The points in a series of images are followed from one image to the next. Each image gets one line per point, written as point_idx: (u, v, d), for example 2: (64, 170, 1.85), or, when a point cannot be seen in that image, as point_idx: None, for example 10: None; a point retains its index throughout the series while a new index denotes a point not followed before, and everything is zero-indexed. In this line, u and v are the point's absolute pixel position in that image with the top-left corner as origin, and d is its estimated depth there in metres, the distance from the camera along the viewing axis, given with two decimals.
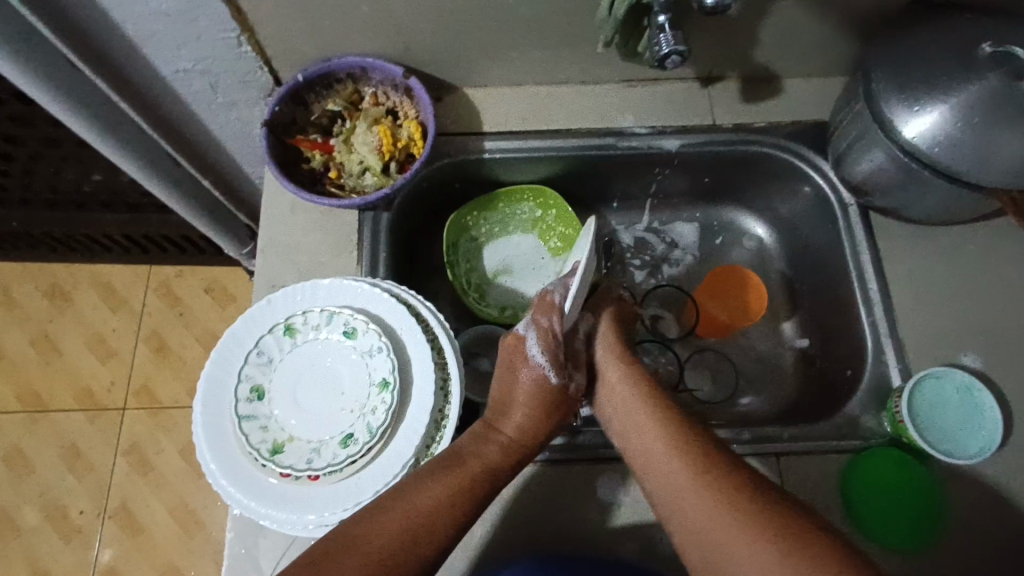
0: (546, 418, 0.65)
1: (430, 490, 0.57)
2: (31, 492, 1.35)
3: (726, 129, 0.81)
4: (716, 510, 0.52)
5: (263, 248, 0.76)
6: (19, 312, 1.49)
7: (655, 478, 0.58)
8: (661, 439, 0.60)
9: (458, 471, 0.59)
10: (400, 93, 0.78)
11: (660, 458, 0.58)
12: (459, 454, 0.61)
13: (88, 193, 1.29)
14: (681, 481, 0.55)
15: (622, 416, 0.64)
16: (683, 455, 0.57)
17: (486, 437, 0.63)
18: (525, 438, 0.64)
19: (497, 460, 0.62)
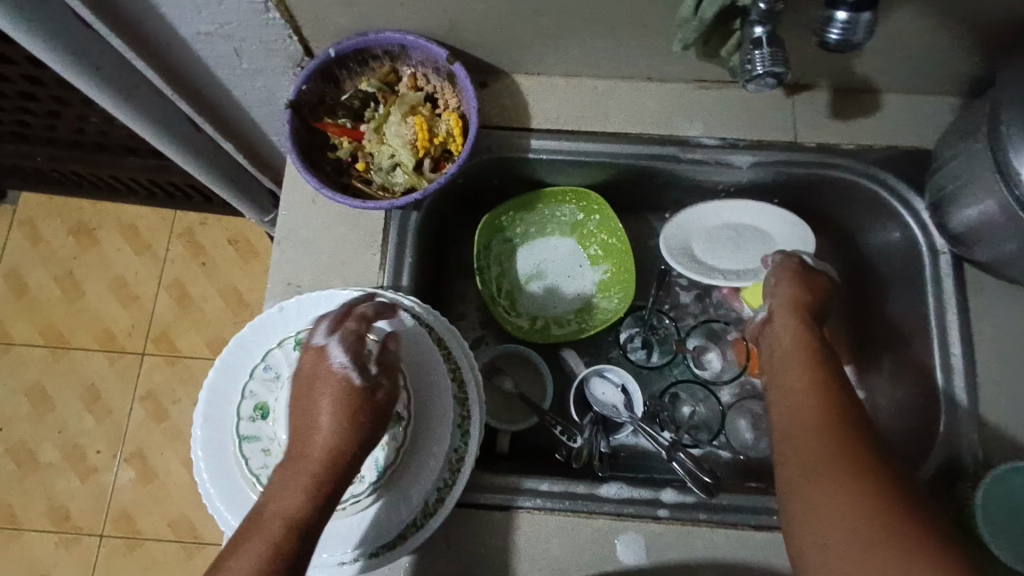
0: (359, 432, 0.51)
1: (238, 568, 0.45)
2: (50, 428, 1.37)
3: (808, 149, 0.71)
4: (838, 471, 0.49)
5: (280, 240, 0.70)
6: (44, 248, 1.47)
7: (786, 420, 0.55)
8: (810, 390, 0.55)
9: (263, 535, 0.46)
10: (442, 78, 0.69)
11: (801, 403, 0.55)
12: (277, 505, 0.48)
13: (113, 136, 1.24)
14: (810, 430, 0.52)
15: (778, 351, 0.61)
16: (829, 411, 0.53)
17: (300, 461, 0.50)
18: (339, 455, 0.50)
19: (313, 492, 0.48)
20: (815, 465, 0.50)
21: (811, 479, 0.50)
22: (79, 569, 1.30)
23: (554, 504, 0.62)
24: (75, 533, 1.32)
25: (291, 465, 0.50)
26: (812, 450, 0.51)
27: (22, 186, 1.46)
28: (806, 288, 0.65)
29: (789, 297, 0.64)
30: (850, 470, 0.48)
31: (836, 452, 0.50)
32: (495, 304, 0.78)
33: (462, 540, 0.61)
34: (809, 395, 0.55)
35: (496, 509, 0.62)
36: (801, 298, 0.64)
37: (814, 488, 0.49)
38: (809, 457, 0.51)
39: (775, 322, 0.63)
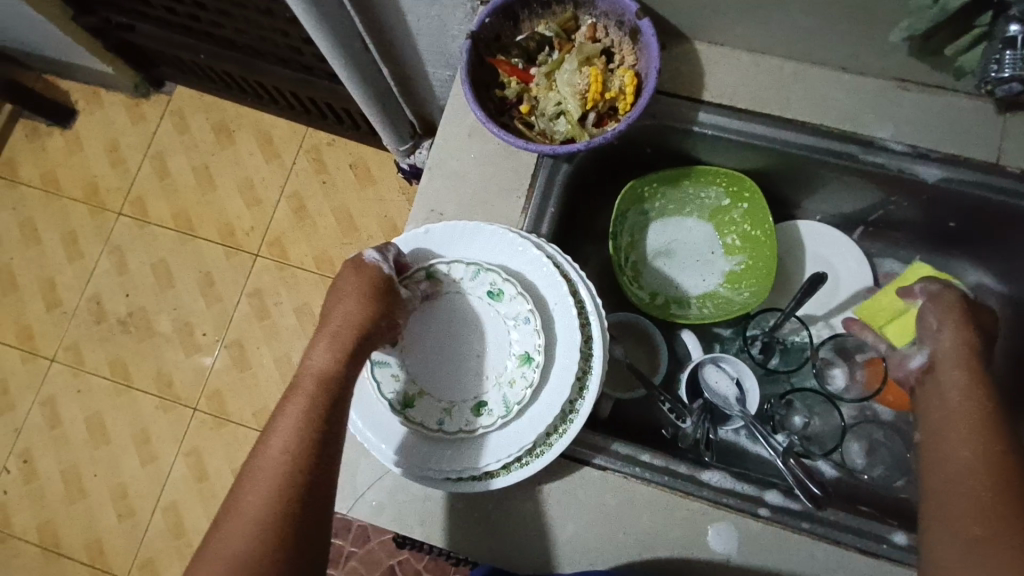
0: (373, 315, 0.59)
1: (287, 419, 0.55)
2: (168, 303, 1.47)
3: (1012, 175, 0.63)
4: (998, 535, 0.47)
5: (431, 168, 0.71)
6: (188, 139, 1.55)
7: (941, 475, 0.53)
8: (968, 445, 0.53)
9: (300, 394, 0.56)
10: (623, 32, 0.67)
11: (957, 458, 0.53)
12: (308, 370, 0.58)
13: (268, 45, 1.24)
14: (966, 491, 0.51)
15: (942, 399, 0.58)
16: (993, 467, 0.51)
17: (328, 337, 0.59)
18: (358, 332, 0.58)
19: (336, 359, 0.58)
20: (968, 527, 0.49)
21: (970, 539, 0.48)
22: (171, 433, 1.40)
23: (651, 476, 0.63)
24: (174, 401, 1.42)
25: (320, 341, 0.59)
26: (972, 511, 0.49)
27: (178, 78, 1.54)
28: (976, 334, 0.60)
29: (959, 338, 0.60)
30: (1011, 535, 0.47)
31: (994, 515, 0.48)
32: (622, 275, 0.76)
33: (555, 487, 0.63)
34: (963, 452, 0.53)
35: (593, 466, 0.64)
36: (973, 340, 0.59)
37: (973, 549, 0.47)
38: (962, 518, 0.49)
39: (939, 366, 0.60)
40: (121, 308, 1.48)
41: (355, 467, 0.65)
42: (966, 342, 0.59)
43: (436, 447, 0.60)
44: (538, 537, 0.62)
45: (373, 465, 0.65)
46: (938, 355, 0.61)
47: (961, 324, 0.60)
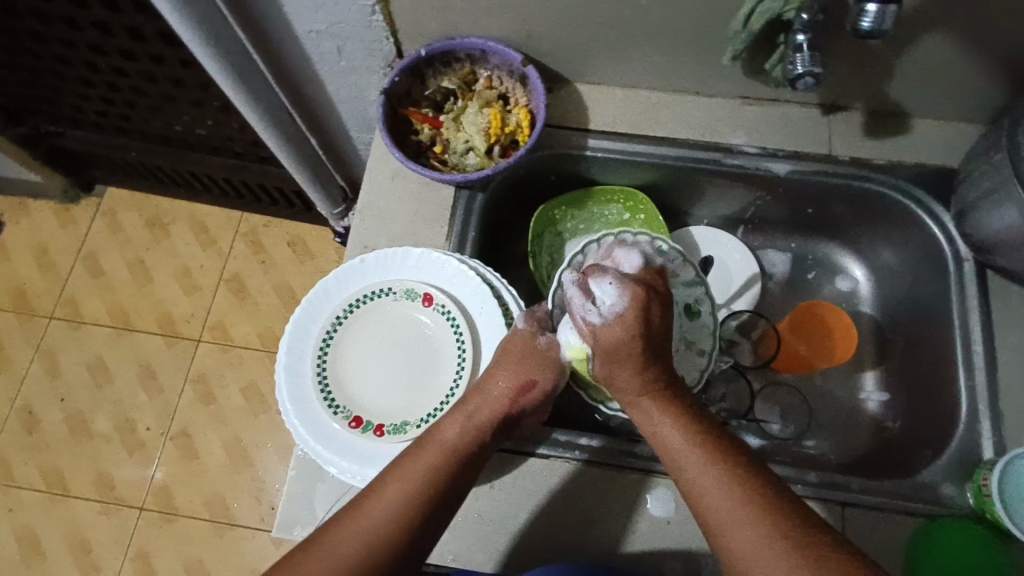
0: (528, 386, 0.64)
1: (398, 484, 0.56)
2: (107, 400, 1.37)
3: (843, 162, 0.77)
4: (736, 493, 0.53)
5: (361, 209, 0.79)
6: (121, 237, 1.50)
7: (663, 446, 0.59)
8: (677, 420, 0.60)
9: (421, 460, 0.58)
10: (514, 80, 0.79)
11: (676, 434, 0.59)
12: (437, 439, 0.60)
13: (200, 135, 1.27)
14: (696, 457, 0.57)
15: (610, 374, 0.63)
16: (720, 463, 0.56)
17: (463, 414, 0.62)
18: (509, 404, 0.63)
19: (470, 430, 0.61)
20: (717, 490, 0.54)
21: (722, 503, 0.53)
22: (114, 539, 1.27)
23: (590, 456, 0.68)
24: (117, 502, 1.29)
25: (458, 411, 0.62)
26: (703, 475, 0.55)
27: (109, 180, 1.52)
28: (644, 300, 0.62)
29: (630, 311, 0.61)
30: (746, 492, 0.53)
31: (723, 477, 0.55)
32: (546, 291, 0.84)
33: (505, 481, 0.67)
34: (682, 428, 0.59)
35: (537, 456, 0.68)
36: (637, 306, 0.62)
37: (722, 509, 0.53)
38: (711, 485, 0.55)
39: (613, 345, 0.62)
40: (55, 413, 1.36)
41: (313, 493, 0.66)
42: (643, 317, 0.62)
43: (392, 450, 0.64)
44: (495, 532, 0.65)
45: (330, 489, 0.66)
46: (601, 335, 0.62)
47: (635, 299, 0.62)
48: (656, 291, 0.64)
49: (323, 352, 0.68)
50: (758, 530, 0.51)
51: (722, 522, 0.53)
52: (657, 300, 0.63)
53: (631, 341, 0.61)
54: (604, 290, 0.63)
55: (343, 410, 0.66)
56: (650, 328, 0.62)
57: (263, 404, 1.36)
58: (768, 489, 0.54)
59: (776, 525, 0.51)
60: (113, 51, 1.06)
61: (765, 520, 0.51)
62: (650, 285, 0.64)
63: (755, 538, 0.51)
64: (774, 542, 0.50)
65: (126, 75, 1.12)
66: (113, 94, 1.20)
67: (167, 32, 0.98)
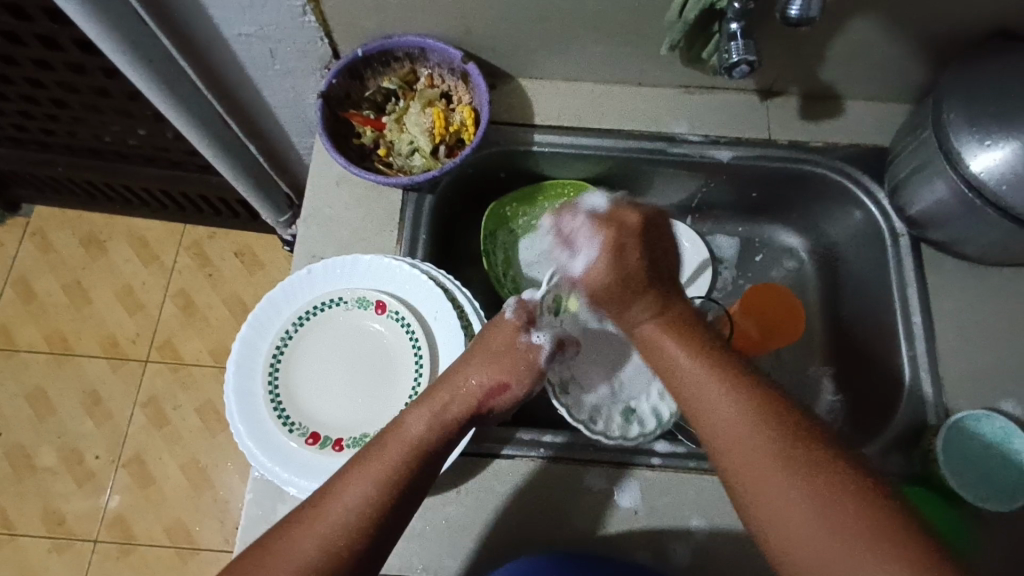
0: (501, 387, 0.64)
1: (355, 487, 0.54)
2: (50, 432, 1.29)
3: (782, 145, 0.79)
4: (737, 403, 0.54)
5: (305, 217, 0.76)
6: (54, 257, 1.42)
7: (675, 383, 0.59)
8: (681, 337, 0.60)
9: (384, 457, 0.56)
10: (456, 77, 0.78)
11: (681, 355, 0.59)
12: (400, 436, 0.58)
13: (133, 146, 1.21)
14: (700, 375, 0.57)
15: (614, 305, 0.65)
16: (743, 397, 0.54)
17: (429, 408, 0.60)
18: (479, 401, 0.62)
19: (438, 428, 0.59)
20: (718, 404, 0.55)
21: (722, 419, 0.54)
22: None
23: (555, 453, 0.68)
24: (69, 537, 1.22)
25: (423, 405, 0.60)
26: (707, 395, 0.55)
27: (36, 198, 1.42)
28: (619, 242, 0.64)
29: (601, 251, 0.64)
30: (746, 401, 0.54)
31: (728, 392, 0.55)
32: (503, 291, 0.84)
33: (472, 485, 0.66)
34: (687, 350, 0.59)
35: (503, 458, 0.68)
36: (611, 249, 0.64)
37: (722, 419, 0.54)
38: (712, 396, 0.55)
39: (598, 279, 0.65)
40: None
41: (273, 516, 0.64)
42: (619, 257, 0.64)
43: None
44: (463, 539, 0.65)
45: (291, 510, 0.64)
46: (589, 280, 0.65)
47: (607, 242, 0.65)
48: (629, 224, 0.65)
49: (275, 368, 0.65)
50: (754, 434, 0.52)
51: (724, 435, 0.53)
52: (631, 235, 0.65)
53: (610, 273, 0.64)
54: (579, 232, 0.67)
55: (299, 427, 0.63)
56: (633, 265, 0.64)
57: (220, 422, 1.31)
58: (788, 417, 0.52)
59: (770, 428, 0.52)
60: (27, 62, 1.00)
61: (761, 431, 0.52)
62: (627, 218, 0.66)
63: (752, 445, 0.51)
64: (767, 449, 0.51)
65: (45, 87, 1.05)
66: (32, 109, 1.13)
67: (85, 40, 0.93)
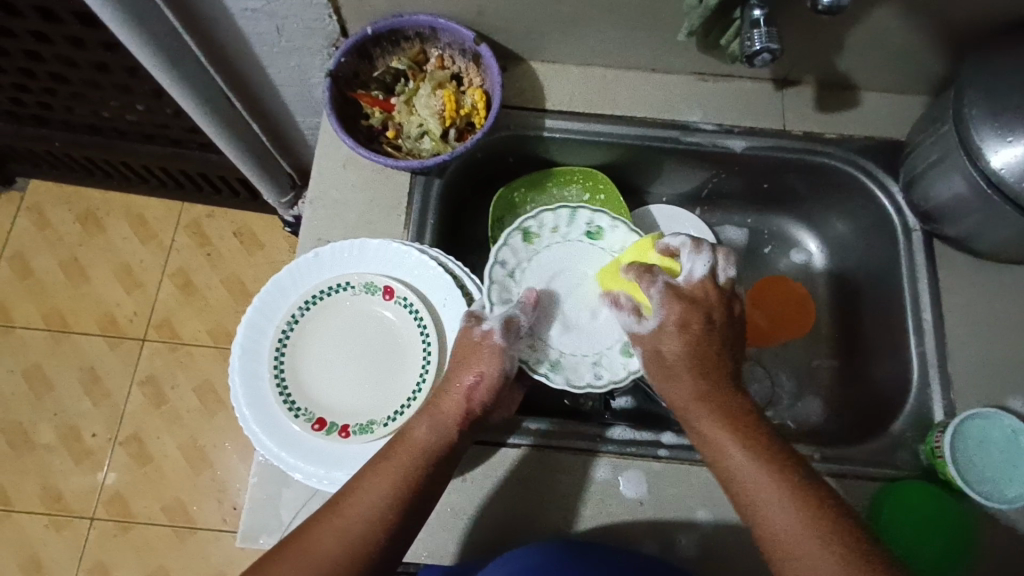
0: (478, 385, 0.61)
1: (374, 489, 0.54)
2: (47, 409, 1.28)
3: (796, 136, 0.78)
4: (804, 520, 0.52)
5: (312, 200, 0.75)
6: (50, 233, 1.40)
7: (727, 474, 0.57)
8: (742, 433, 0.58)
9: (396, 461, 0.56)
10: (467, 59, 0.76)
11: (741, 461, 0.56)
12: (410, 439, 0.58)
13: (132, 122, 1.18)
14: (763, 484, 0.55)
15: (671, 383, 0.62)
16: (795, 497, 0.53)
17: (430, 411, 0.60)
18: (473, 401, 0.61)
19: (442, 432, 0.59)
20: (786, 522, 0.53)
21: (790, 539, 0.52)
22: (67, 553, 1.20)
23: (562, 442, 0.68)
24: (67, 515, 1.22)
25: (431, 412, 0.60)
26: (761, 494, 0.54)
27: (32, 172, 1.39)
28: (690, 318, 0.63)
29: (672, 323, 0.63)
30: (813, 517, 0.52)
31: (798, 509, 0.53)
32: None
33: (478, 473, 0.66)
34: (746, 453, 0.57)
35: (508, 446, 0.67)
36: (682, 323, 0.63)
37: (777, 520, 0.53)
38: (775, 509, 0.53)
39: (667, 356, 0.63)
40: None
41: (278, 500, 0.64)
42: (690, 332, 0.62)
43: (358, 450, 0.62)
44: (469, 526, 0.64)
45: (295, 495, 0.64)
46: (661, 347, 0.63)
47: (677, 313, 0.63)
48: (714, 302, 0.64)
49: (280, 352, 0.65)
50: (826, 560, 0.50)
51: (794, 556, 0.51)
52: (704, 310, 0.63)
53: (683, 348, 0.62)
54: (652, 300, 0.64)
55: (305, 412, 0.63)
56: (707, 339, 0.62)
57: (218, 403, 1.30)
58: (839, 518, 0.52)
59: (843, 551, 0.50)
60: (23, 33, 0.97)
61: (817, 535, 0.51)
62: (708, 298, 0.64)
63: (820, 564, 0.50)
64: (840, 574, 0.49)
65: (43, 59, 1.03)
66: (29, 82, 1.10)
67: (85, 12, 0.90)
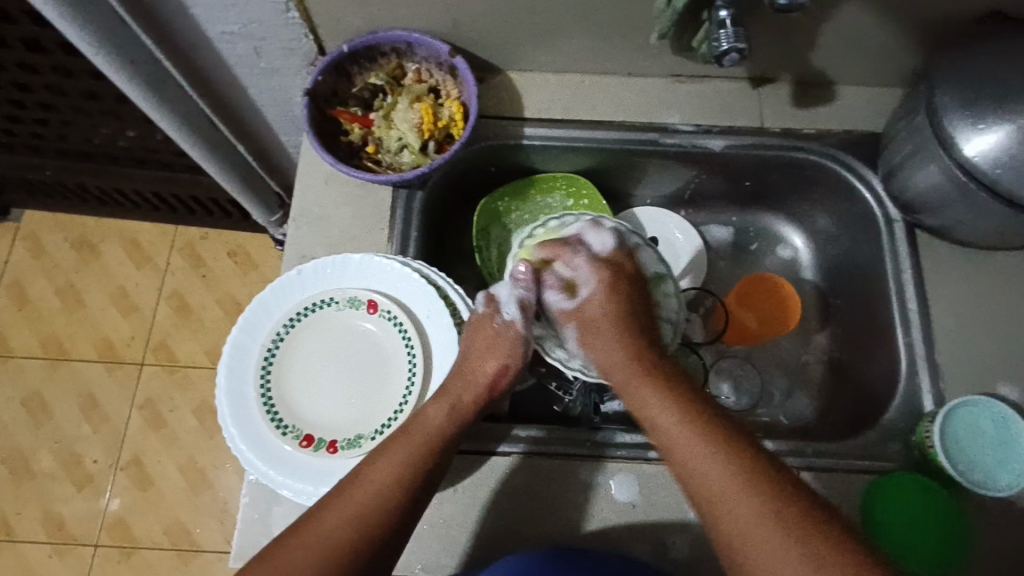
0: (501, 370, 0.65)
1: (387, 469, 0.55)
2: (47, 437, 1.28)
3: (774, 133, 0.78)
4: (728, 470, 0.52)
5: (295, 218, 0.75)
6: (45, 262, 1.40)
7: (657, 432, 0.58)
8: (672, 403, 0.58)
9: (409, 444, 0.57)
10: (444, 72, 0.77)
11: (709, 463, 0.53)
12: (420, 423, 0.59)
13: (121, 147, 1.19)
14: (700, 454, 0.54)
15: (598, 347, 0.66)
16: (717, 447, 0.54)
17: (448, 396, 0.61)
18: (485, 386, 0.64)
19: (454, 418, 0.60)
20: (735, 499, 0.51)
21: (716, 495, 0.52)
22: None
23: (550, 449, 0.68)
24: (70, 542, 1.22)
25: (447, 396, 0.61)
26: (690, 446, 0.55)
27: (25, 202, 1.40)
28: (615, 285, 0.69)
29: (598, 292, 0.68)
30: (738, 469, 0.52)
31: (744, 486, 0.51)
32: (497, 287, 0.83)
33: (469, 483, 0.66)
34: (666, 406, 0.58)
35: (499, 455, 0.67)
36: (605, 287, 0.68)
37: (707, 472, 0.53)
38: (711, 477, 0.53)
39: (598, 317, 0.68)
40: None
41: (269, 519, 0.63)
42: (613, 295, 0.68)
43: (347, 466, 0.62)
44: (459, 538, 0.64)
45: (287, 513, 0.64)
46: (587, 309, 0.68)
47: (603, 280, 0.69)
48: (624, 269, 0.70)
49: (266, 370, 0.65)
50: (744, 503, 0.51)
51: (711, 497, 0.52)
52: (624, 278, 0.70)
53: (609, 315, 0.67)
54: (577, 269, 0.70)
55: (293, 430, 0.63)
56: (631, 309, 0.68)
57: (217, 423, 1.30)
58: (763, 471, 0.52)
59: (783, 512, 0.49)
60: (9, 65, 0.98)
61: (745, 484, 0.51)
62: (619, 263, 0.71)
63: (745, 510, 0.50)
64: (758, 518, 0.50)
65: (30, 89, 1.04)
66: (18, 112, 1.11)
67: (67, 42, 0.91)
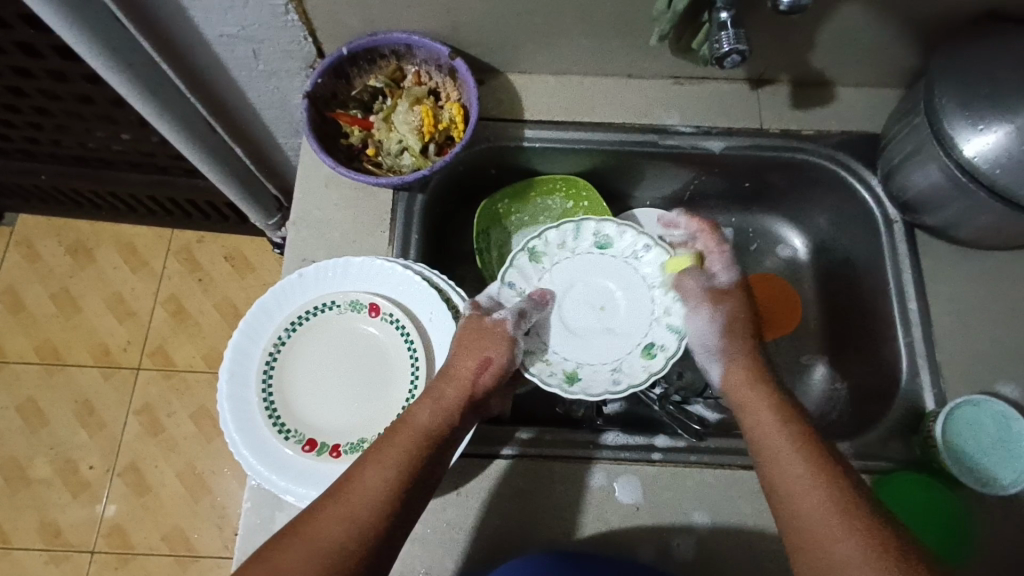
0: (484, 363, 0.63)
1: (378, 471, 0.54)
2: (43, 443, 1.27)
3: (773, 134, 0.79)
4: (834, 501, 0.51)
5: (295, 221, 0.75)
6: (40, 267, 1.39)
7: (764, 448, 0.57)
8: (789, 429, 0.57)
9: (399, 444, 0.56)
10: (444, 74, 0.77)
11: (780, 440, 0.56)
12: (409, 423, 0.58)
13: (117, 151, 1.18)
14: (811, 481, 0.52)
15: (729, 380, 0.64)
16: (823, 478, 0.52)
17: (430, 397, 0.60)
18: (471, 384, 0.61)
19: (441, 416, 0.59)
20: (793, 470, 0.54)
21: (816, 521, 0.50)
22: None
23: (553, 451, 0.67)
24: (66, 549, 1.21)
25: (430, 399, 0.60)
26: (801, 474, 0.53)
27: (20, 207, 1.39)
28: (734, 314, 0.67)
29: (720, 318, 0.67)
30: (845, 501, 0.51)
31: (813, 464, 0.53)
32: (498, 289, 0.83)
33: (472, 486, 0.66)
34: (782, 431, 0.57)
35: (502, 458, 0.67)
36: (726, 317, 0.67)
37: (812, 500, 0.51)
38: (772, 450, 0.56)
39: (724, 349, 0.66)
40: None
41: (272, 524, 0.63)
42: (738, 325, 0.67)
43: None
44: (463, 542, 0.64)
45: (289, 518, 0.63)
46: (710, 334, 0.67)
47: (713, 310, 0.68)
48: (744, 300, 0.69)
49: (268, 375, 0.64)
50: (843, 532, 0.49)
51: (808, 521, 0.51)
52: (743, 306, 0.68)
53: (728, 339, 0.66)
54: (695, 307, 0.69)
55: (296, 434, 0.63)
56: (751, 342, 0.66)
57: (215, 428, 1.30)
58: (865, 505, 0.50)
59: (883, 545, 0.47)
60: (5, 68, 0.97)
61: (845, 514, 0.50)
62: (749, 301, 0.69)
63: (845, 538, 0.48)
64: (861, 547, 0.48)
65: (26, 93, 1.03)
66: (13, 117, 1.11)
67: (64, 45, 0.91)
